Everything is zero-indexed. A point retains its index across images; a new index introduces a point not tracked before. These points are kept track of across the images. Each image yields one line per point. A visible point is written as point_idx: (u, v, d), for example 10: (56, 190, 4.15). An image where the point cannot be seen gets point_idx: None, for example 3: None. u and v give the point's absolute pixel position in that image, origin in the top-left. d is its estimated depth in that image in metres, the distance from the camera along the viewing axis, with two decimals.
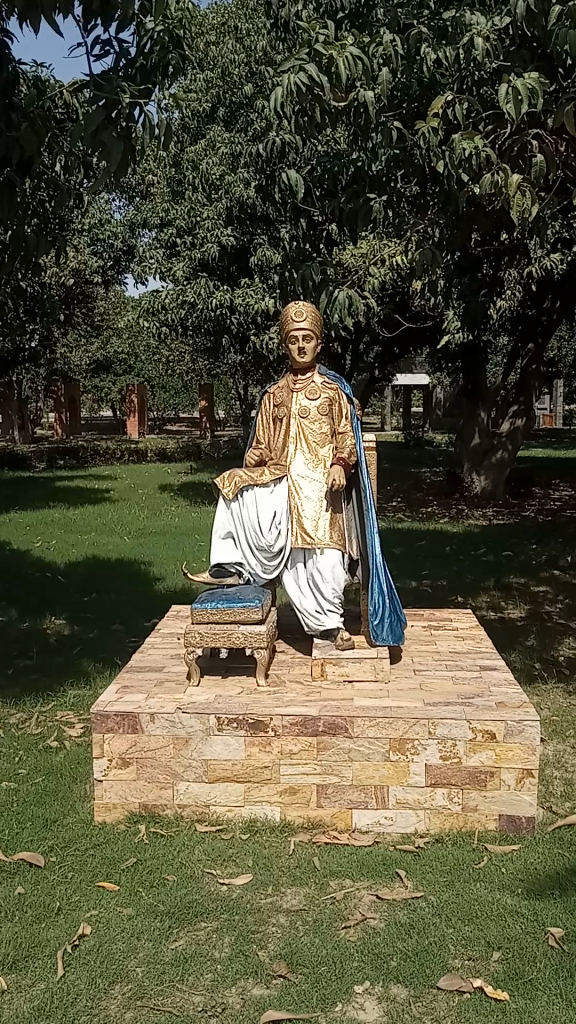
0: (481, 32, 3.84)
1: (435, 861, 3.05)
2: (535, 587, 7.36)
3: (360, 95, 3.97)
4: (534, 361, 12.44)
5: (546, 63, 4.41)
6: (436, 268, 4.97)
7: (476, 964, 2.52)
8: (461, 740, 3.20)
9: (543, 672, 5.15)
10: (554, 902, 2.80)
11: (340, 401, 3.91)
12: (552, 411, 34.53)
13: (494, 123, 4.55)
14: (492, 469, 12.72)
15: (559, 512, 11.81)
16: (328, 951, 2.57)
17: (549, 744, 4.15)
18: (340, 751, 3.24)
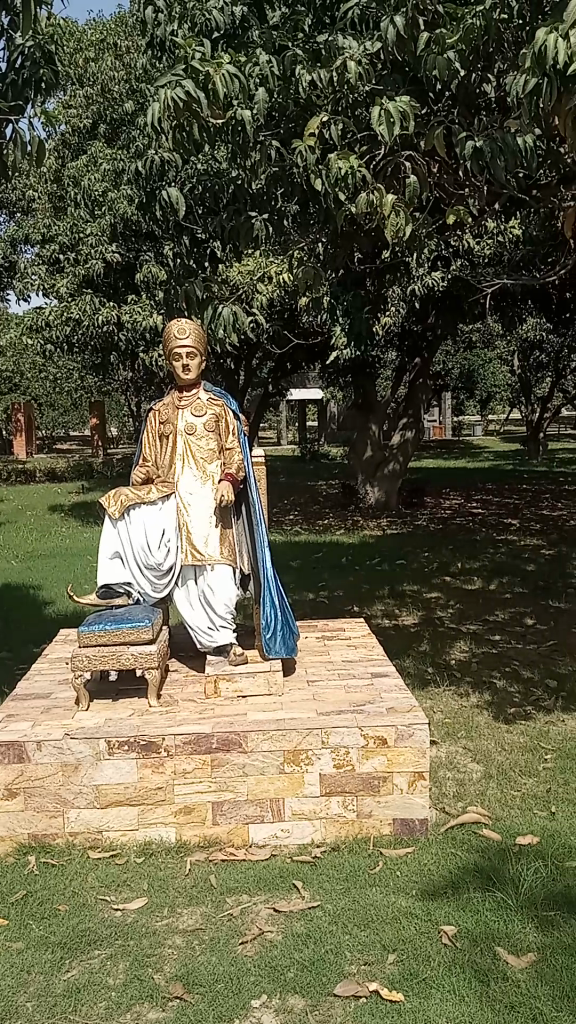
0: (353, 56, 3.98)
1: (332, 870, 3.08)
2: (428, 593, 7.55)
3: (238, 112, 4.02)
4: (421, 375, 12.83)
5: (417, 87, 4.59)
6: (317, 284, 5.09)
7: (372, 968, 2.56)
8: (354, 748, 3.25)
9: (436, 675, 5.30)
10: (447, 902, 2.86)
11: (227, 419, 3.93)
12: (440, 423, 35.56)
13: (369, 144, 4.70)
14: (385, 481, 13.00)
15: (450, 520, 12.16)
16: (225, 968, 2.55)
17: (442, 747, 4.26)
18: (234, 767, 3.24)
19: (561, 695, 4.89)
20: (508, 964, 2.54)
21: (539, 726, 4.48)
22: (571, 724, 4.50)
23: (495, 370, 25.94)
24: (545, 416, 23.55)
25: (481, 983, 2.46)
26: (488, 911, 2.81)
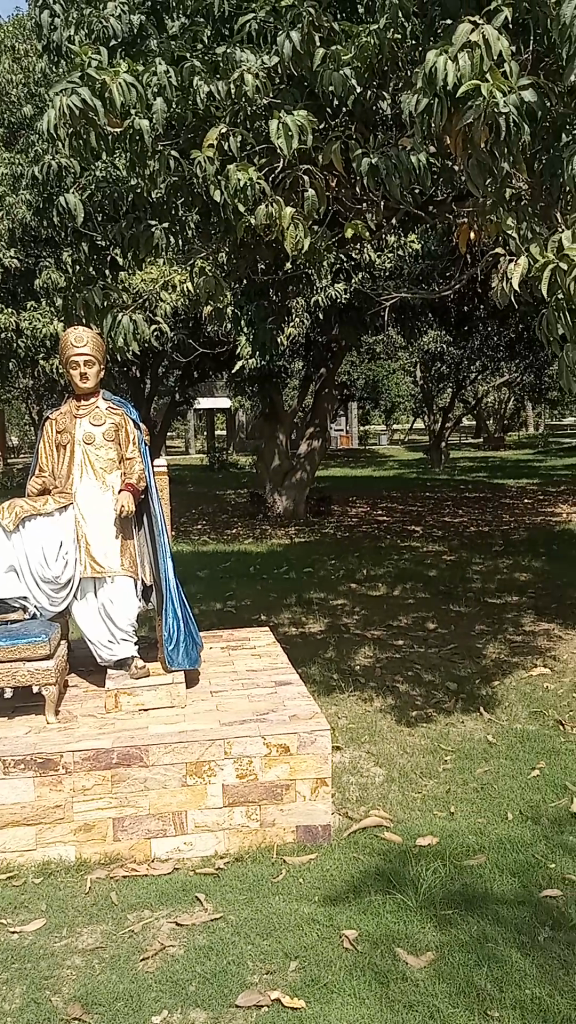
0: (251, 70, 4.03)
1: (235, 880, 3.08)
2: (335, 600, 7.63)
3: (136, 121, 4.01)
4: (326, 385, 13.00)
5: (314, 102, 4.67)
6: (219, 294, 5.10)
7: (274, 976, 2.57)
8: (257, 757, 3.26)
9: (340, 682, 5.35)
10: (349, 906, 2.90)
11: (127, 427, 3.86)
12: (347, 431, 36.08)
13: (268, 157, 4.75)
14: (293, 489, 13.10)
15: (356, 528, 12.33)
16: (126, 986, 2.52)
17: (346, 752, 4.31)
18: (136, 781, 3.20)
19: (461, 697, 5.02)
20: (407, 964, 2.59)
21: (440, 728, 4.57)
22: (470, 725, 4.62)
23: (399, 380, 26.48)
24: (447, 425, 24.19)
25: (381, 985, 2.50)
26: (388, 913, 2.85)
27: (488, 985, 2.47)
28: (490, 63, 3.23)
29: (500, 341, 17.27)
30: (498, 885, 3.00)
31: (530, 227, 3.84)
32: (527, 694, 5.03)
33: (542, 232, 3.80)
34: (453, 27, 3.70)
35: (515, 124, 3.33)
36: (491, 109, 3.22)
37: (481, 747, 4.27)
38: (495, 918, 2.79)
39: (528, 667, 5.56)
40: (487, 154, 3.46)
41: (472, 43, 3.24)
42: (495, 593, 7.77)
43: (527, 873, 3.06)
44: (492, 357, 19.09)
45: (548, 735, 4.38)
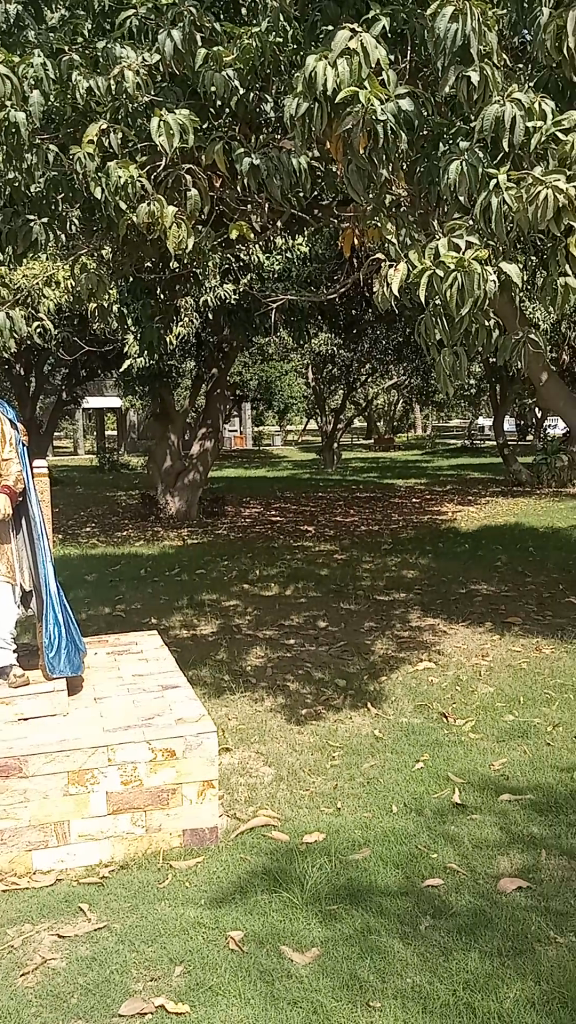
0: (131, 67, 3.97)
1: (120, 889, 3.03)
2: (226, 601, 7.62)
3: (12, 114, 3.89)
4: (218, 386, 12.97)
5: (198, 102, 4.65)
6: (102, 292, 5.01)
7: (158, 982, 2.54)
8: (142, 763, 3.20)
9: (231, 683, 5.34)
10: (235, 907, 2.89)
11: (3, 429, 3.68)
12: (241, 432, 36.15)
13: (151, 155, 4.69)
14: (186, 490, 13.02)
15: (249, 528, 12.36)
16: (5, 1003, 2.46)
17: (235, 753, 4.30)
18: (15, 793, 3.08)
19: (349, 694, 5.08)
20: (292, 961, 2.60)
21: (329, 725, 4.63)
22: (358, 721, 4.68)
23: (292, 382, 26.69)
24: (339, 426, 24.51)
25: (265, 984, 2.50)
26: (274, 911, 2.86)
27: (370, 977, 2.51)
28: (368, 71, 3.28)
29: (388, 344, 17.63)
30: (382, 877, 3.05)
31: (409, 233, 3.93)
32: (413, 689, 5.15)
33: (420, 238, 3.90)
34: (332, 34, 3.74)
35: (393, 132, 3.39)
36: (370, 117, 3.27)
37: (368, 742, 4.34)
38: (379, 910, 2.84)
39: (414, 662, 5.69)
40: (367, 161, 3.52)
41: (350, 51, 3.28)
42: (384, 590, 7.93)
43: (410, 864, 3.13)
44: (382, 360, 19.47)
45: (432, 728, 4.49)
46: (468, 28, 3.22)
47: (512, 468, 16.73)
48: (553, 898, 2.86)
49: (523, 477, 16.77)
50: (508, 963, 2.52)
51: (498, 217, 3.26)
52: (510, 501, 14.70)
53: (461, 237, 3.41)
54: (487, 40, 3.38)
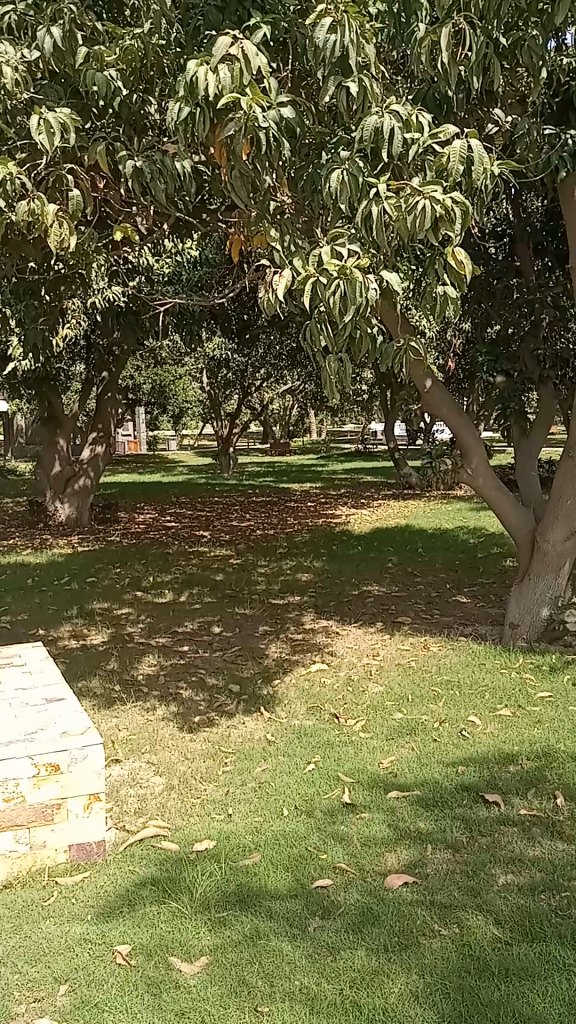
0: (9, 63, 3.87)
1: (4, 911, 2.94)
2: (118, 609, 7.50)
3: None
4: (109, 390, 12.76)
5: (81, 101, 4.56)
6: None
7: (43, 1003, 2.47)
8: (25, 779, 3.07)
9: (122, 693, 5.25)
10: (123, 920, 2.84)
11: None
12: (135, 437, 35.69)
13: (31, 153, 4.57)
14: (76, 496, 12.75)
15: (142, 534, 12.21)
16: None
17: (125, 764, 4.23)
18: None
19: (242, 699, 5.08)
20: (181, 971, 2.57)
21: (221, 731, 4.60)
22: (251, 726, 4.68)
23: (186, 386, 26.53)
24: (234, 430, 24.50)
25: (153, 997, 2.47)
26: (163, 923, 2.82)
27: (258, 981, 2.51)
28: (249, 77, 3.28)
29: (281, 348, 17.76)
30: (272, 880, 3.06)
31: (293, 240, 3.96)
32: (306, 691, 5.19)
33: (304, 245, 3.93)
34: (214, 39, 3.74)
35: (275, 139, 3.41)
36: (252, 123, 3.27)
37: (260, 747, 4.34)
38: (268, 914, 2.84)
39: (307, 665, 5.73)
40: (250, 167, 3.53)
41: (232, 56, 3.27)
42: (278, 594, 7.96)
43: (300, 866, 3.14)
44: (275, 364, 19.60)
45: (323, 730, 4.52)
46: (347, 39, 3.27)
47: (402, 472, 17.10)
48: (438, 891, 2.92)
49: (413, 480, 17.17)
50: (394, 959, 2.57)
51: (379, 227, 3.32)
52: (402, 503, 15.02)
53: (343, 246, 3.46)
54: (365, 52, 3.44)
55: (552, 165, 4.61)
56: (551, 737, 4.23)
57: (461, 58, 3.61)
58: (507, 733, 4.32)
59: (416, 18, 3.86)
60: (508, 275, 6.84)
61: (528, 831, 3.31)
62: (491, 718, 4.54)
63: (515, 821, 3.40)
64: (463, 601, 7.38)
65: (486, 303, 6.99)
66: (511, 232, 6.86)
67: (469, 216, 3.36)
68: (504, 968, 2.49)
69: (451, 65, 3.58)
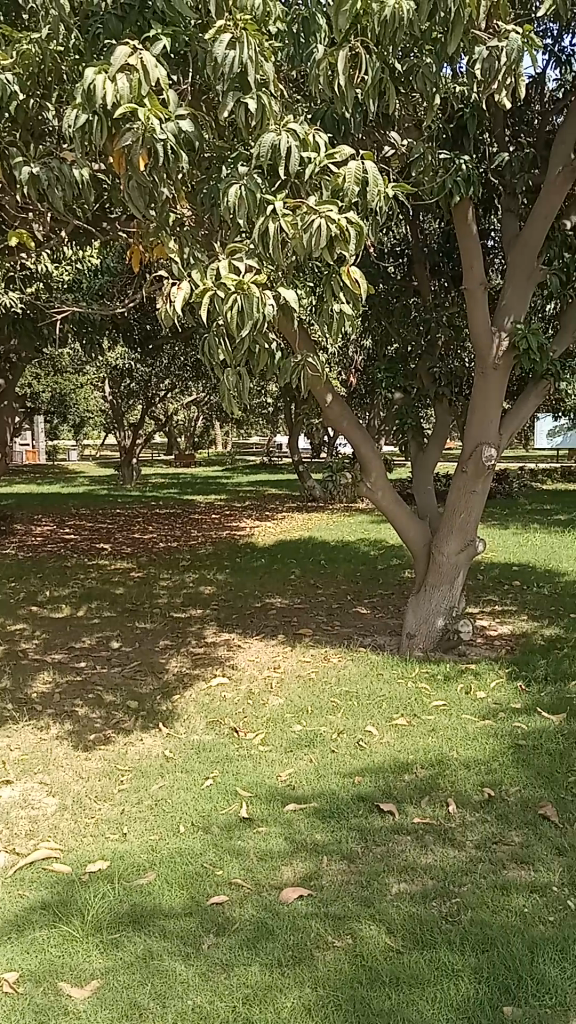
0: None
1: None
2: (13, 625, 7.28)
3: None
4: (6, 398, 12.42)
5: None
6: None
7: None
8: None
9: (15, 712, 5.10)
10: (11, 947, 2.75)
11: None
12: (34, 446, 34.84)
13: None
14: None
15: (40, 547, 11.91)
16: None
17: (17, 786, 4.10)
18: None
19: (140, 715, 5.00)
20: (71, 996, 2.51)
21: (118, 749, 4.52)
22: (149, 742, 4.61)
23: (88, 396, 26.08)
24: (137, 441, 24.21)
25: None
26: (53, 947, 2.75)
27: (150, 1002, 2.47)
28: (148, 88, 3.27)
29: (185, 360, 17.67)
30: (167, 899, 3.02)
31: (192, 253, 3.96)
32: (206, 705, 5.15)
33: (203, 259, 3.94)
34: (113, 48, 3.71)
35: (174, 152, 3.40)
36: (150, 135, 3.26)
37: (158, 764, 4.28)
38: (162, 933, 2.80)
39: (207, 679, 5.69)
40: (148, 179, 3.49)
41: (131, 66, 3.24)
42: (180, 607, 7.89)
43: (195, 884, 3.11)
44: (179, 375, 19.49)
45: (223, 744, 4.50)
46: (246, 57, 3.30)
47: (306, 485, 17.24)
48: (332, 903, 2.94)
49: (316, 493, 17.32)
50: (287, 973, 2.57)
51: (276, 243, 3.35)
52: (305, 516, 15.14)
53: (241, 261, 3.48)
54: (264, 70, 3.48)
55: (446, 188, 4.76)
56: (444, 745, 4.32)
57: (357, 81, 3.69)
58: (403, 742, 4.40)
59: (315, 40, 3.93)
60: (406, 294, 7.01)
61: (421, 839, 3.37)
62: (388, 728, 4.61)
63: (409, 830, 3.46)
64: (362, 613, 7.49)
65: (385, 320, 7.14)
66: (409, 252, 7.04)
67: (364, 237, 3.43)
68: (395, 976, 2.52)
69: (347, 88, 3.66)
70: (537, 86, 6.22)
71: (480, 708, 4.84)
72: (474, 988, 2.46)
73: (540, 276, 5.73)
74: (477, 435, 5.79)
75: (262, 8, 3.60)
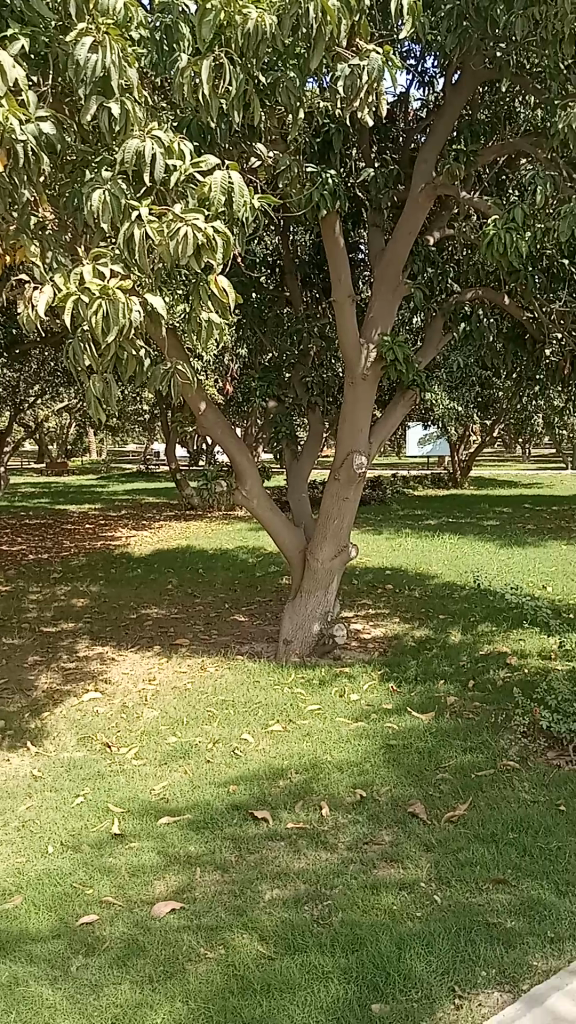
0: None
1: None
2: None
3: None
4: None
5: None
6: None
7: None
8: None
9: None
10: None
11: None
12: None
13: None
14: None
15: None
16: None
17: None
18: None
19: (7, 735, 4.82)
20: None
21: None
22: (16, 762, 4.45)
23: None
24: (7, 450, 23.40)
25: None
26: None
27: None
28: (5, 88, 3.17)
29: (57, 366, 17.22)
30: (34, 922, 2.92)
31: (56, 257, 3.86)
32: (78, 721, 5.02)
33: (67, 264, 3.85)
34: None
35: (34, 154, 3.31)
36: (8, 135, 3.15)
37: (27, 784, 4.14)
38: (29, 958, 2.71)
39: (79, 694, 5.55)
40: (7, 180, 3.39)
41: None
42: (51, 621, 7.68)
43: (64, 905, 3.02)
44: (50, 382, 18.98)
45: (94, 760, 4.40)
46: (109, 61, 3.24)
47: (183, 493, 17.11)
48: (204, 914, 2.92)
49: (194, 501, 17.24)
50: (157, 989, 2.53)
51: (142, 250, 3.32)
52: (183, 524, 15.05)
53: (106, 267, 3.41)
54: (127, 75, 3.44)
55: (314, 201, 4.84)
56: (318, 749, 4.37)
57: (222, 91, 3.71)
58: (277, 748, 4.43)
59: (180, 49, 3.92)
60: (278, 304, 7.08)
61: (294, 844, 3.40)
62: (264, 734, 4.63)
63: (282, 835, 3.48)
64: (239, 620, 7.50)
65: (258, 329, 7.19)
66: (281, 262, 7.12)
67: (231, 246, 3.45)
68: (266, 984, 2.53)
69: (212, 98, 3.66)
70: (401, 104, 6.41)
71: (353, 710, 4.93)
72: (344, 988, 2.50)
73: (405, 290, 5.89)
74: (348, 443, 5.91)
75: (125, 13, 3.56)
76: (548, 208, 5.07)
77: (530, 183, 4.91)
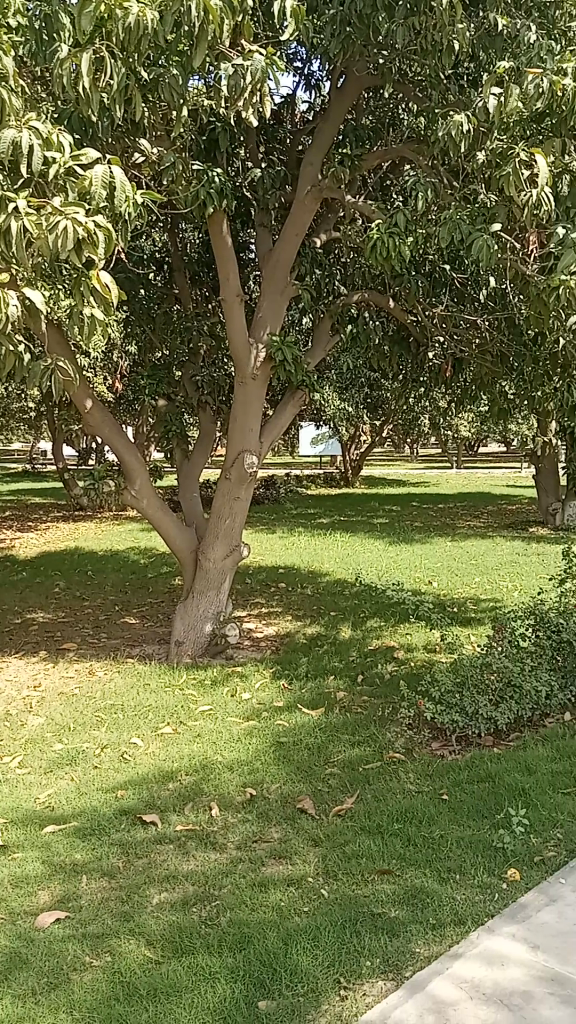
0: None
1: None
2: None
3: None
4: None
5: None
6: None
7: None
8: None
9: None
10: None
11: None
12: None
13: None
14: None
15: None
16: None
17: None
18: None
19: None
20: None
21: None
22: None
23: None
24: None
25: None
26: None
27: None
28: None
29: None
30: None
31: None
32: None
33: None
34: None
35: None
36: None
37: None
38: None
39: None
40: None
41: None
42: None
43: None
44: None
45: None
46: None
47: (72, 494, 16.72)
48: (90, 923, 2.86)
49: (84, 502, 16.89)
50: (40, 1002, 2.46)
51: (19, 242, 3.21)
52: (72, 525, 14.72)
53: None
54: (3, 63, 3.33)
55: (200, 199, 4.82)
56: (208, 750, 4.36)
57: (103, 85, 3.64)
58: (167, 750, 4.39)
59: (59, 40, 3.82)
60: (166, 301, 7.01)
61: (183, 847, 3.37)
62: (153, 738, 4.58)
63: (171, 838, 3.46)
64: (130, 622, 7.39)
65: (147, 327, 7.10)
66: (168, 260, 7.05)
67: (113, 242, 3.40)
68: (152, 989, 2.50)
69: (92, 91, 3.59)
70: (287, 106, 6.45)
71: (244, 709, 4.93)
72: (230, 988, 2.49)
73: (292, 290, 5.93)
74: (238, 442, 5.91)
75: None
76: (430, 214, 5.21)
77: (412, 189, 5.04)
